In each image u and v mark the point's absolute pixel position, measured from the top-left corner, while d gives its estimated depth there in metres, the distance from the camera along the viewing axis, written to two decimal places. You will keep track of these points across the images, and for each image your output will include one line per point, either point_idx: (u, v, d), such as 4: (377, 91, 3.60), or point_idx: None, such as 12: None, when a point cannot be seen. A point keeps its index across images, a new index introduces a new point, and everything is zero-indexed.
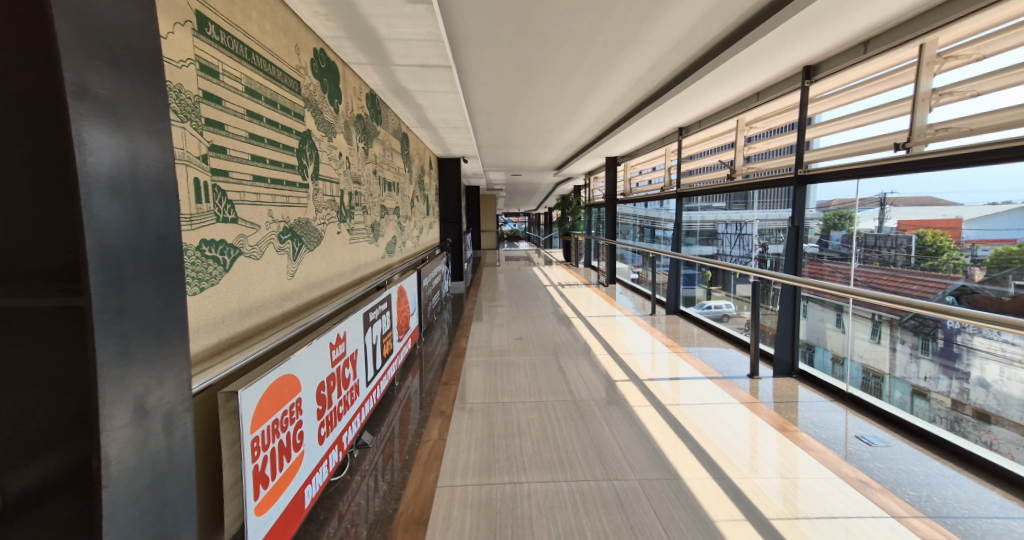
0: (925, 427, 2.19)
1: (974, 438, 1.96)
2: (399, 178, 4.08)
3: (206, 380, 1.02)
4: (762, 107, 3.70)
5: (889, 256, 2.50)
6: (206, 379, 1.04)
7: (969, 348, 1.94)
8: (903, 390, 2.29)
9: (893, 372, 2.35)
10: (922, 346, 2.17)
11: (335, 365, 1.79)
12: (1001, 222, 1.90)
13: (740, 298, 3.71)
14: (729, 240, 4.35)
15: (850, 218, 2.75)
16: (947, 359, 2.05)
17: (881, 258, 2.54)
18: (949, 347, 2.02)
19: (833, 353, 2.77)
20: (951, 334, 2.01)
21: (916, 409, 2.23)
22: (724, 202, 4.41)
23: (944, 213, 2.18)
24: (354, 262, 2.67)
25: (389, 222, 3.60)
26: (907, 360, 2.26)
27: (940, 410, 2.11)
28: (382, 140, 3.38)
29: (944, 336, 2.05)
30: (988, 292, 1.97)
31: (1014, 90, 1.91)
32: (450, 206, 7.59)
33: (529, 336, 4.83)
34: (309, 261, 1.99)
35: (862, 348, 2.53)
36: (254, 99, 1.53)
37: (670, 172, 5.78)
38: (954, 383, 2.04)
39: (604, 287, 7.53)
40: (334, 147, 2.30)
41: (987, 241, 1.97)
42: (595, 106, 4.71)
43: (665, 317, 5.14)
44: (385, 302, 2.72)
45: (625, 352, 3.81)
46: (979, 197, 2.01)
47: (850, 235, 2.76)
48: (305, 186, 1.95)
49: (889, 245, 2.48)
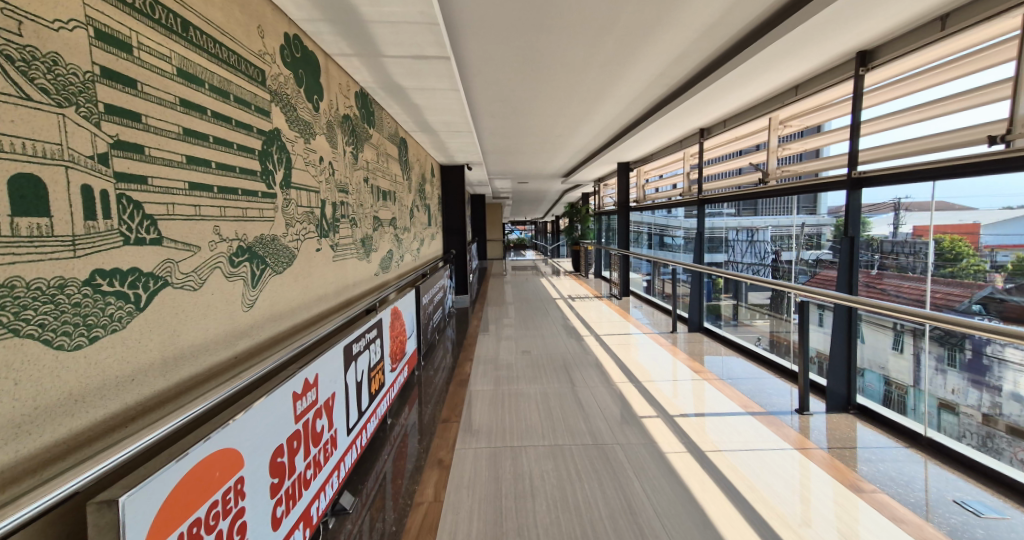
0: (954, 446, 2.03)
1: (1008, 456, 1.79)
2: (396, 188, 3.75)
3: (68, 486, 0.68)
4: (799, 103, 3.37)
5: (907, 262, 2.42)
6: (74, 482, 0.69)
7: (1000, 361, 1.74)
8: (928, 403, 2.12)
9: (917, 385, 2.17)
10: (948, 357, 1.99)
11: (301, 420, 1.44)
12: (1016, 227, 1.81)
13: (753, 306, 3.68)
14: (739, 247, 4.25)
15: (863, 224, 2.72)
16: (977, 373, 1.86)
17: (898, 264, 2.47)
18: (977, 359, 1.84)
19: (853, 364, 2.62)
20: (978, 345, 1.82)
21: (944, 425, 2.05)
22: (733, 209, 4.35)
23: (962, 217, 2.08)
24: (338, 284, 2.32)
25: (383, 235, 3.25)
26: (933, 370, 2.07)
27: (971, 425, 1.93)
28: (376, 145, 3.07)
29: (972, 348, 1.86)
30: (1018, 300, 1.85)
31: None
32: (454, 215, 7.28)
33: (538, 355, 4.43)
34: (276, 287, 1.65)
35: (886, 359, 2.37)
36: (194, 86, 1.20)
37: (688, 177, 5.44)
38: (985, 396, 1.85)
39: (616, 300, 7.13)
40: (312, 151, 1.98)
41: (1007, 246, 1.86)
42: (608, 106, 4.39)
43: (687, 334, 4.71)
44: (375, 329, 2.36)
45: (646, 379, 3.38)
46: (994, 202, 1.94)
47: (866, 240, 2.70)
48: (270, 196, 1.61)
49: (907, 252, 2.40)
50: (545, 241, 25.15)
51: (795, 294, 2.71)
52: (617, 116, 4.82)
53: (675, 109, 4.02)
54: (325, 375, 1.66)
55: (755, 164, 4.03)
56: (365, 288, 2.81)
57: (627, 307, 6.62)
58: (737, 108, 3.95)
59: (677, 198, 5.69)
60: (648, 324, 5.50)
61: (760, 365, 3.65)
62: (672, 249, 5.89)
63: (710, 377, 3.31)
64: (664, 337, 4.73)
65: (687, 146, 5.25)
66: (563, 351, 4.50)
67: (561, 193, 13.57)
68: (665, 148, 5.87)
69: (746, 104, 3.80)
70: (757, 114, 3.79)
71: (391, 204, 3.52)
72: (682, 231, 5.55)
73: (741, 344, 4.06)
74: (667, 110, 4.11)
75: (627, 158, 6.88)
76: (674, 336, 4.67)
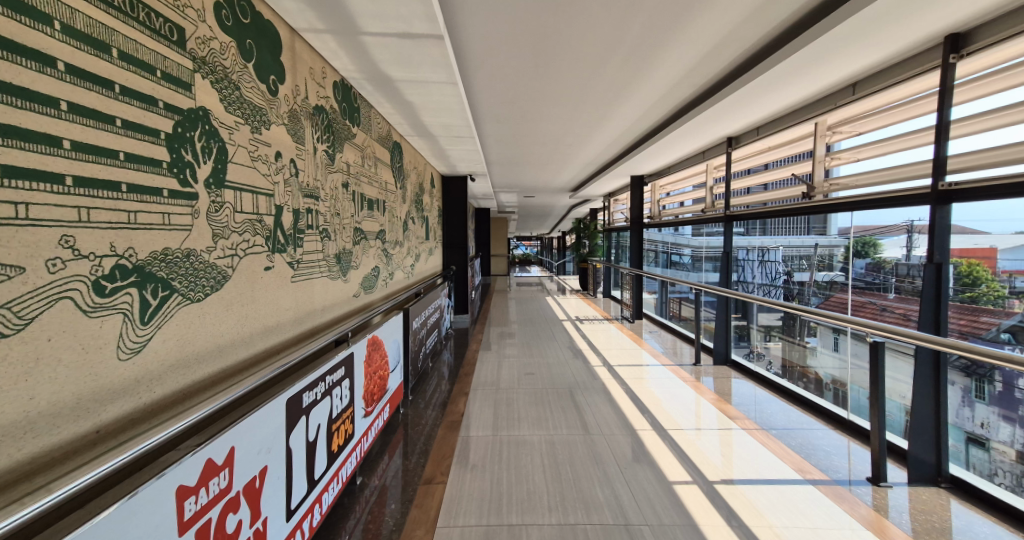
0: (977, 482, 1.94)
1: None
2: (386, 197, 3.35)
3: None
4: (851, 107, 2.94)
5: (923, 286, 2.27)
6: None
7: None
8: (956, 437, 2.02)
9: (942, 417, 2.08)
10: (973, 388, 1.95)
11: (192, 528, 0.95)
12: None
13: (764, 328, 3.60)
14: (750, 267, 4.11)
15: (874, 246, 2.69)
16: (1009, 407, 1.78)
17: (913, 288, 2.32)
18: (1009, 393, 1.76)
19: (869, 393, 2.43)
20: (1009, 378, 1.75)
21: (973, 460, 1.95)
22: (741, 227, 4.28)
23: (977, 241, 2.03)
24: (296, 311, 1.87)
25: (364, 250, 2.80)
26: (958, 403, 2.01)
27: (1003, 463, 1.82)
28: (359, 147, 2.68)
29: (1003, 380, 1.79)
30: None
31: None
32: (455, 228, 6.89)
33: (542, 383, 3.92)
34: (190, 319, 1.21)
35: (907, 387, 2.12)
36: (38, 25, 0.77)
37: (712, 191, 5.04)
38: (1017, 433, 1.77)
39: (628, 323, 6.62)
40: (262, 144, 1.58)
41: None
42: (625, 111, 4.01)
43: (712, 368, 4.13)
44: (344, 367, 1.91)
45: (672, 425, 2.85)
46: (1006, 226, 1.90)
47: (877, 262, 2.66)
48: (185, 198, 1.19)
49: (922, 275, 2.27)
50: (551, 258, 24.69)
51: (862, 330, 2.20)
52: (633, 124, 4.45)
53: (701, 114, 3.62)
54: (246, 449, 1.17)
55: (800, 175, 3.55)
56: (336, 315, 2.34)
57: (640, 332, 6.08)
58: (771, 114, 3.55)
59: (699, 215, 5.24)
60: (664, 353, 4.99)
61: (805, 410, 3.07)
62: (684, 268, 5.60)
63: (750, 426, 2.75)
64: (685, 369, 4.15)
65: (710, 159, 4.89)
66: (570, 381, 3.96)
67: (568, 208, 13.19)
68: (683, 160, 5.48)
69: (782, 109, 3.40)
70: (800, 121, 3.37)
71: (378, 215, 3.10)
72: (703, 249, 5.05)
73: (778, 383, 3.48)
74: (692, 117, 3.71)
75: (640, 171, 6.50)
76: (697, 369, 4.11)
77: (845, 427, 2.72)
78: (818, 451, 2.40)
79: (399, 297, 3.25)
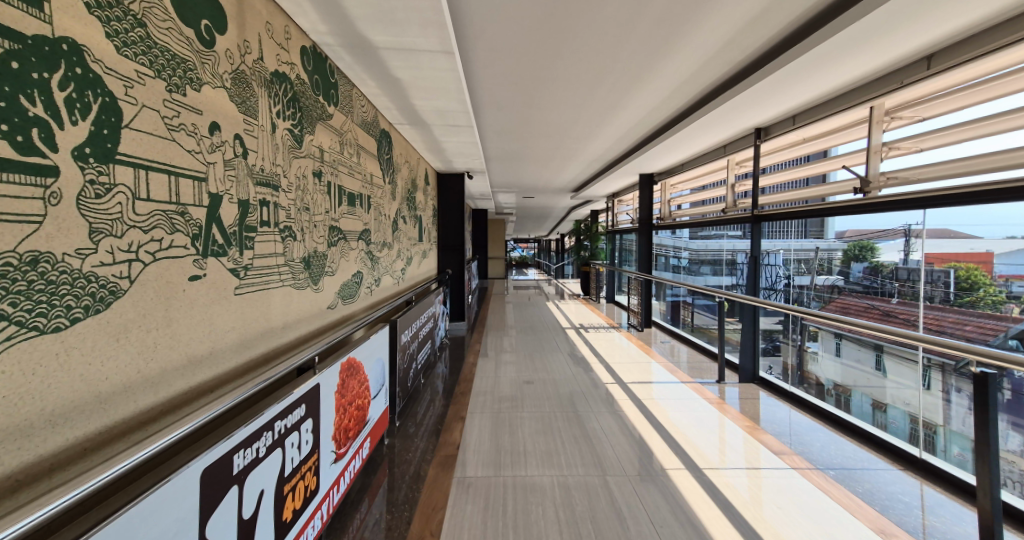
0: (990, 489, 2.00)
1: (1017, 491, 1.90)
2: (370, 191, 2.92)
3: None
4: (913, 89, 2.54)
5: (925, 291, 2.49)
6: None
7: None
8: None
9: (948, 425, 2.11)
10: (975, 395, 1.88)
11: None
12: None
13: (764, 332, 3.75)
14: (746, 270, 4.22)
15: (872, 250, 2.86)
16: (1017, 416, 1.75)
17: (915, 293, 2.54)
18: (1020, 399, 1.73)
19: (873, 400, 2.61)
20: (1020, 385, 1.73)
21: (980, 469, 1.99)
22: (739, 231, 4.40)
23: (973, 246, 2.18)
24: (239, 332, 1.43)
25: (340, 252, 2.36)
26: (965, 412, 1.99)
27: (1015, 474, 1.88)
28: (335, 129, 2.27)
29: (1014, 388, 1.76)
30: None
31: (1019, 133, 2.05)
32: (451, 229, 6.47)
33: (547, 399, 3.53)
34: (32, 369, 0.76)
35: (910, 395, 2.30)
36: None
37: (734, 189, 4.64)
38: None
39: (636, 332, 6.24)
40: (187, 111, 1.16)
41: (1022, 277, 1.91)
42: (641, 100, 3.62)
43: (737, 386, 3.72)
44: (304, 404, 1.48)
45: (706, 462, 2.44)
46: (998, 231, 2.05)
47: (875, 267, 2.84)
48: (25, 170, 0.74)
49: (925, 280, 2.47)
50: (550, 261, 24.25)
51: (961, 357, 1.78)
52: (648, 116, 4.06)
53: (728, 102, 3.23)
54: None
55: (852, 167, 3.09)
56: (301, 334, 1.91)
57: (649, 342, 5.67)
58: (810, 101, 3.15)
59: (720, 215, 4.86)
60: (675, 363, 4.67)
61: (862, 444, 2.64)
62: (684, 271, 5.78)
63: (802, 466, 2.35)
64: (705, 386, 3.72)
65: (732, 153, 4.50)
66: (577, 397, 3.57)
67: (568, 209, 12.81)
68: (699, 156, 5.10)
69: (823, 94, 3.00)
70: (848, 106, 2.96)
71: (359, 211, 2.67)
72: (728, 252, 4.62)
73: (823, 409, 3.05)
74: (718, 106, 3.32)
75: (649, 169, 6.11)
76: (722, 386, 3.68)
77: (917, 468, 2.30)
78: (896, 504, 2.00)
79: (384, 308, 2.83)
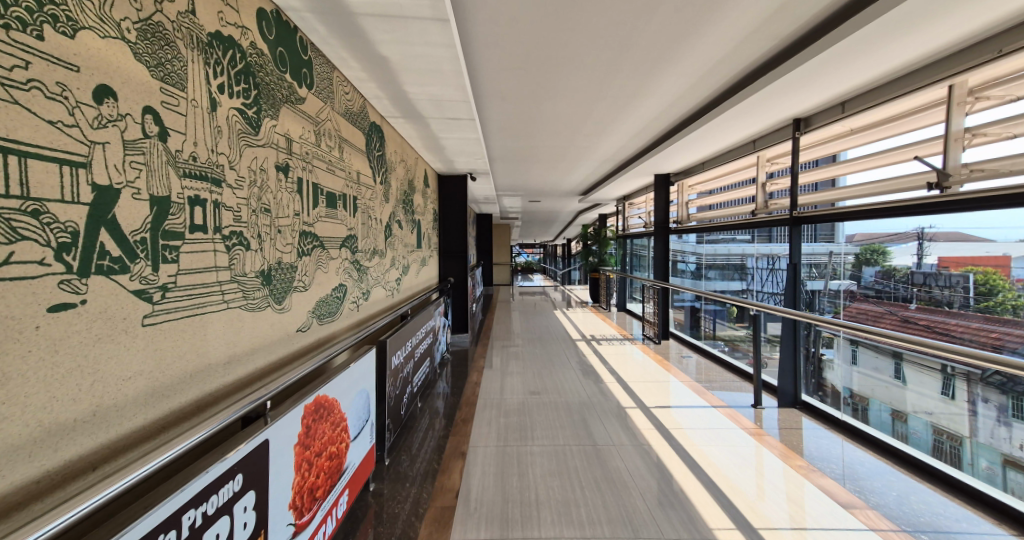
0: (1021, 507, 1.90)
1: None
2: (356, 191, 2.55)
3: None
4: (1008, 60, 2.12)
5: (942, 296, 2.44)
6: None
7: None
8: None
9: (975, 437, 2.03)
10: (1012, 407, 1.83)
11: None
12: None
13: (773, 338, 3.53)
14: (759, 276, 4.22)
15: (884, 254, 2.82)
16: None
17: (933, 298, 2.49)
18: None
19: (892, 409, 2.52)
20: None
21: (1009, 484, 1.90)
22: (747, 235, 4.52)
23: (987, 249, 2.18)
24: (152, 374, 1.04)
25: (314, 262, 1.98)
26: (994, 422, 1.91)
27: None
28: (307, 115, 1.91)
29: None
30: None
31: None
32: (453, 234, 6.09)
33: (559, 424, 3.09)
34: None
35: (933, 405, 2.23)
36: None
37: (765, 189, 4.25)
38: None
39: (652, 344, 5.81)
40: (45, 68, 0.78)
41: None
42: (666, 85, 3.23)
43: (776, 411, 3.27)
44: (240, 473, 1.10)
45: (763, 524, 2.00)
46: (1011, 234, 2.07)
47: (887, 270, 2.79)
48: None
49: (943, 285, 2.42)
50: (556, 266, 23.84)
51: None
52: (671, 105, 3.67)
53: (769, 85, 2.80)
54: None
55: (922, 158, 2.60)
56: (257, 366, 1.52)
57: (668, 356, 5.23)
58: (868, 80, 2.73)
59: (750, 218, 4.46)
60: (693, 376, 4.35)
61: (948, 494, 2.19)
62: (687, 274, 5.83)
63: (883, 528, 1.94)
64: (737, 410, 3.28)
65: (762, 149, 4.10)
66: (593, 422, 3.14)
67: (575, 214, 12.43)
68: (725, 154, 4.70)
69: (886, 71, 2.59)
70: (922, 85, 2.54)
71: (339, 214, 2.30)
72: (758, 257, 4.26)
73: (888, 444, 2.59)
74: (757, 90, 2.92)
75: (664, 169, 5.70)
76: (758, 410, 3.24)
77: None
78: None
79: (372, 326, 2.45)
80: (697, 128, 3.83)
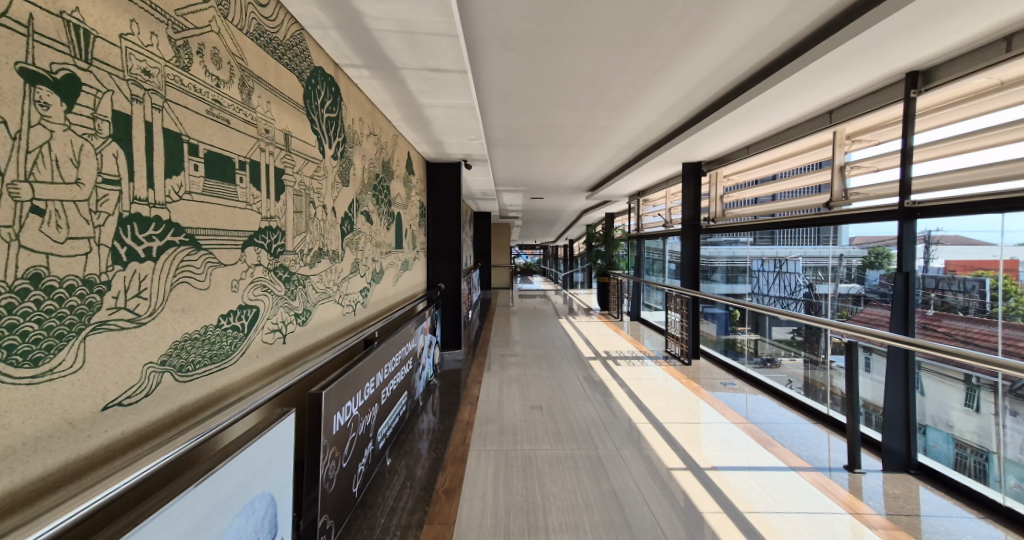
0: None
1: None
2: (274, 161, 1.67)
3: None
4: None
5: (957, 300, 2.32)
6: None
7: None
8: None
9: (1002, 453, 1.95)
10: None
11: None
12: None
13: (778, 343, 3.48)
14: (766, 279, 4.16)
15: (887, 257, 2.73)
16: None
17: (946, 302, 2.39)
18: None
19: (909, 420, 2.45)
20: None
21: None
22: (750, 238, 4.48)
23: (990, 253, 2.11)
24: None
25: (156, 275, 1.08)
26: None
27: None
28: (147, 2, 1.04)
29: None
30: None
31: (1014, 146, 2.12)
32: (443, 233, 5.20)
33: (581, 497, 2.18)
34: None
35: (954, 417, 2.17)
36: None
37: (844, 173, 3.34)
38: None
39: (680, 365, 4.96)
40: None
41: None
42: (738, 20, 2.35)
43: (880, 475, 2.37)
44: None
45: None
46: (1010, 237, 2.03)
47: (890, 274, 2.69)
48: None
49: (956, 289, 2.31)
50: (556, 268, 22.83)
51: None
52: (732, 56, 2.80)
53: (907, 9, 1.93)
54: None
55: None
56: None
57: (699, 379, 4.38)
58: None
59: (821, 211, 3.45)
60: (729, 403, 3.60)
61: None
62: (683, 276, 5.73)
63: None
64: (826, 474, 2.38)
65: (841, 123, 3.22)
66: (626, 492, 2.23)
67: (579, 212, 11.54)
68: (783, 134, 3.85)
69: None
70: None
71: (234, 192, 1.41)
72: (763, 260, 4.24)
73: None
74: (881, 18, 2.03)
75: (695, 156, 4.84)
76: (855, 475, 2.35)
77: None
78: None
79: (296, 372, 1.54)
80: (763, 91, 2.95)
